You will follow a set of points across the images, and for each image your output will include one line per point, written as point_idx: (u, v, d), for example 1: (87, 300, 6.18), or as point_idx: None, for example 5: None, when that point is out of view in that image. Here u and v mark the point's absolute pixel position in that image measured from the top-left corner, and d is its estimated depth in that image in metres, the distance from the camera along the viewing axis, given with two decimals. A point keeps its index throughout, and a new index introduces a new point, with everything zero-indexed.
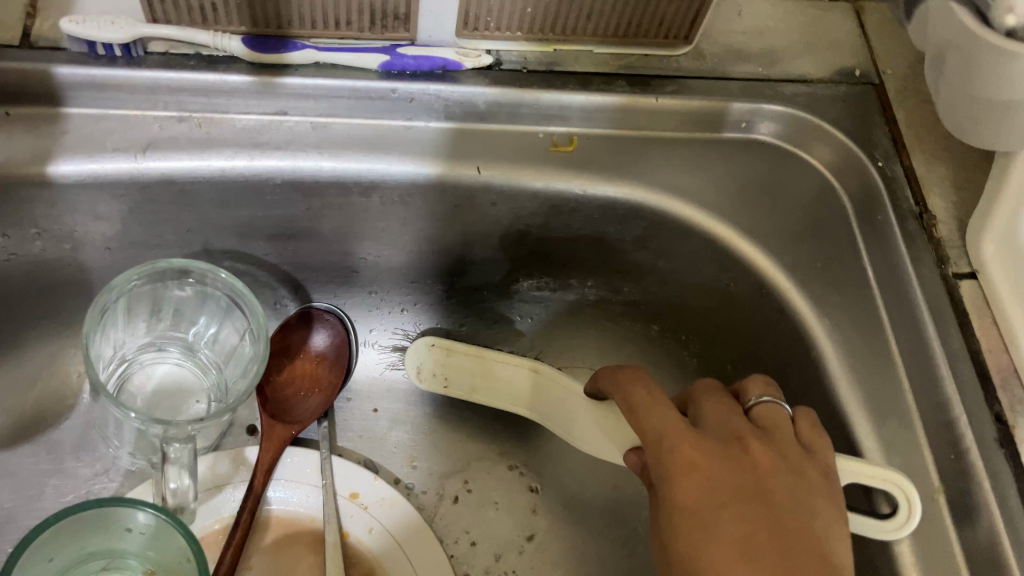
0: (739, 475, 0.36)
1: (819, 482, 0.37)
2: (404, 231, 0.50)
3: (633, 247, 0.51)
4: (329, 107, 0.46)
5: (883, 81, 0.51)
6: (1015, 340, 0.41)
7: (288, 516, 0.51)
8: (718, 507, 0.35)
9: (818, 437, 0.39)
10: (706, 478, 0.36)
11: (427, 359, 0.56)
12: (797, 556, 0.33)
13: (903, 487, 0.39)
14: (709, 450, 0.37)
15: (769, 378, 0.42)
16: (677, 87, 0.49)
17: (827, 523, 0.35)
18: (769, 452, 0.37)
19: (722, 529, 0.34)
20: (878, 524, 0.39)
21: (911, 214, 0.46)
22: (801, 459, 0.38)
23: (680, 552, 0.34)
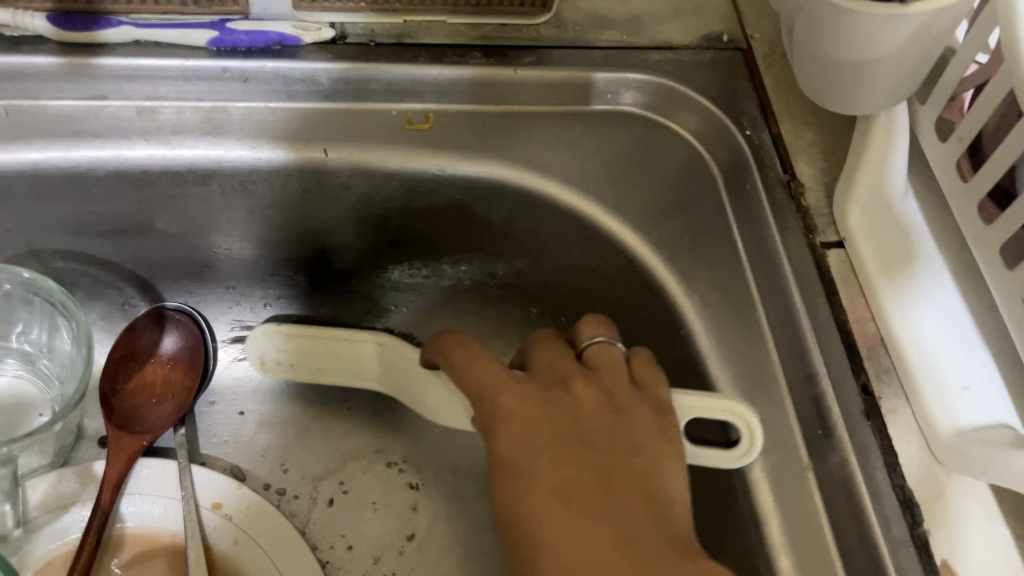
0: (559, 418, 0.34)
1: (648, 412, 0.35)
2: (252, 222, 0.48)
3: (501, 228, 0.49)
4: (154, 90, 0.42)
5: (751, 46, 0.49)
6: (880, 310, 0.40)
7: (145, 532, 0.47)
8: (536, 456, 0.33)
9: (658, 379, 0.38)
10: (523, 427, 0.34)
11: (267, 348, 0.52)
12: (620, 504, 0.31)
13: (744, 417, 0.40)
14: (528, 395, 0.35)
15: (603, 316, 0.41)
16: (536, 58, 0.46)
17: (657, 463, 0.33)
18: (595, 392, 0.35)
19: (543, 483, 0.32)
20: (725, 455, 0.41)
21: (779, 182, 0.44)
22: (630, 393, 0.36)
23: (500, 504, 0.33)
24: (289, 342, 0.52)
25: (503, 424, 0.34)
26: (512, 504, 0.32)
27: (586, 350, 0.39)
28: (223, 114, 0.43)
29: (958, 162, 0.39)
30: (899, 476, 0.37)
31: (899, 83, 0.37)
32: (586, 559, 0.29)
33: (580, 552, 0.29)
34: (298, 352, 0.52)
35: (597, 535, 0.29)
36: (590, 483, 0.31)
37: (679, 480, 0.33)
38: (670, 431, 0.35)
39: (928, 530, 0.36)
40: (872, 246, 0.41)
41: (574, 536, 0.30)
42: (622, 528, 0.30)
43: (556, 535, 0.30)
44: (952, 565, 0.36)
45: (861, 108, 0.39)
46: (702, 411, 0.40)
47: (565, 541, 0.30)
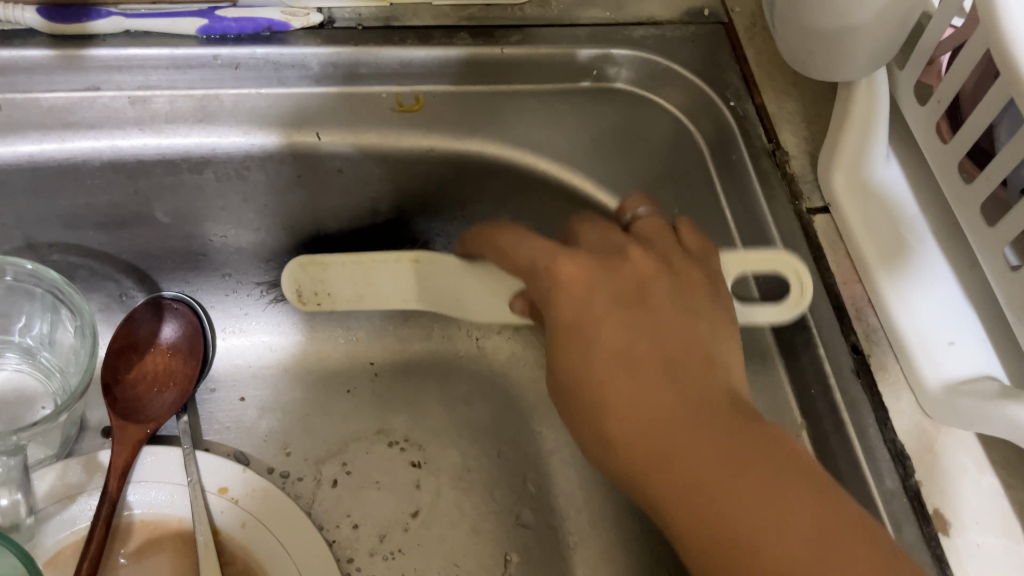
0: (621, 286, 0.38)
1: (702, 279, 0.39)
2: (247, 209, 0.48)
3: (493, 206, 0.50)
4: (144, 80, 0.43)
5: (732, 19, 0.50)
6: (868, 272, 0.41)
7: (153, 519, 0.48)
8: (604, 314, 0.36)
9: (706, 243, 0.42)
10: (585, 291, 0.37)
11: (299, 274, 0.50)
12: (684, 367, 0.34)
13: (799, 280, 0.42)
14: (589, 266, 0.38)
15: (645, 194, 0.45)
16: (522, 37, 0.46)
17: (711, 329, 0.37)
18: (651, 265, 0.39)
19: (603, 341, 0.36)
20: (775, 310, 0.42)
21: (764, 151, 0.46)
22: (686, 262, 0.40)
23: (563, 334, 0.37)
24: (328, 270, 0.50)
25: (559, 287, 0.38)
26: (575, 362, 0.36)
27: (634, 221, 0.43)
28: (215, 101, 0.44)
29: (938, 124, 0.40)
30: (891, 430, 0.39)
31: (882, 49, 0.37)
32: (654, 425, 0.33)
33: (648, 415, 0.33)
34: (323, 272, 0.49)
35: (663, 399, 0.33)
36: (652, 349, 0.35)
37: (737, 357, 0.37)
38: (723, 306, 0.39)
39: (920, 480, 0.38)
40: (858, 209, 0.42)
41: (640, 400, 0.33)
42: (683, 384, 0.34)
43: (625, 401, 0.34)
44: (944, 512, 0.37)
45: (842, 76, 0.40)
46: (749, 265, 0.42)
47: (635, 405, 0.33)
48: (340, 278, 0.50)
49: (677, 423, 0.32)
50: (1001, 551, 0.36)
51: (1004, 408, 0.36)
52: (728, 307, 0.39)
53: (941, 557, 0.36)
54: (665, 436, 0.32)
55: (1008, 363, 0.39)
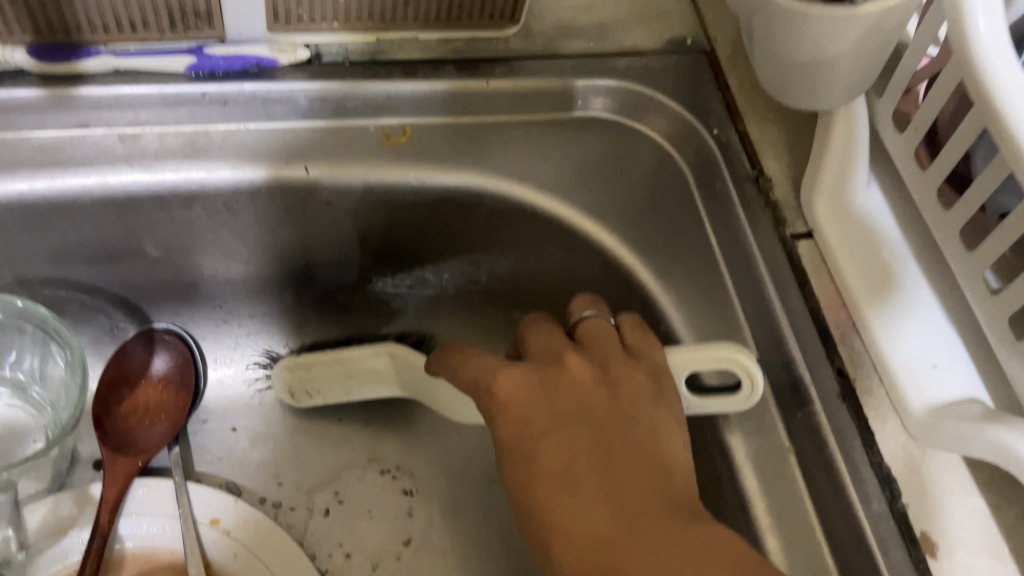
0: (559, 400, 0.39)
1: (646, 381, 0.40)
2: (237, 241, 0.48)
3: (483, 236, 0.50)
4: (134, 117, 0.43)
5: (714, 49, 0.50)
6: (851, 298, 0.42)
7: (145, 551, 0.48)
8: (544, 431, 0.38)
9: (652, 344, 0.42)
10: (524, 414, 0.38)
11: (291, 385, 0.52)
12: (625, 479, 0.36)
13: (744, 368, 0.41)
14: (531, 388, 0.39)
15: (593, 295, 0.45)
16: (508, 69, 0.47)
17: (656, 430, 0.38)
18: (589, 369, 0.40)
19: (544, 461, 0.37)
20: (729, 400, 0.43)
21: (747, 178, 0.46)
22: (627, 367, 0.40)
23: (509, 467, 0.38)
24: (309, 372, 0.51)
25: (504, 408, 0.39)
26: (523, 485, 0.37)
27: (579, 323, 0.44)
28: (204, 138, 0.44)
29: (915, 151, 0.41)
30: (876, 453, 0.39)
31: (857, 79, 0.38)
32: (594, 533, 0.34)
33: (594, 528, 0.34)
34: (309, 382, 0.52)
35: (602, 508, 0.35)
36: (590, 465, 0.36)
37: (683, 458, 0.38)
38: (665, 404, 0.39)
39: (906, 503, 0.38)
40: (839, 236, 0.43)
41: (581, 512, 0.35)
42: (624, 496, 0.35)
43: (568, 513, 0.35)
44: (931, 534, 0.37)
45: (821, 105, 0.41)
46: (697, 364, 0.42)
47: (578, 517, 0.35)
48: (325, 385, 0.52)
49: (624, 536, 0.33)
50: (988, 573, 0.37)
51: (986, 431, 0.36)
52: (676, 409, 0.39)
53: None
54: (611, 544, 0.33)
55: (990, 385, 0.40)
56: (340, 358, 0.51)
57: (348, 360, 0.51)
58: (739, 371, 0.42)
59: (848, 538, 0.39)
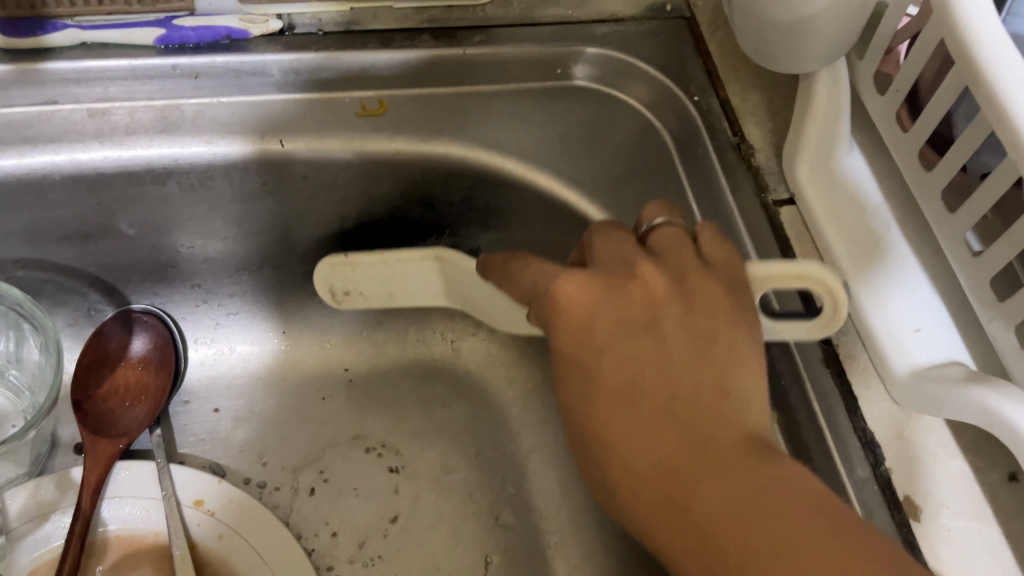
0: (626, 306, 0.34)
1: (719, 290, 0.34)
2: (214, 218, 0.48)
3: (462, 207, 0.50)
4: (104, 92, 0.42)
5: (694, 14, 0.50)
6: (833, 262, 0.42)
7: (128, 534, 0.48)
8: (607, 341, 0.33)
9: (735, 261, 0.36)
10: (585, 325, 0.34)
11: (335, 279, 0.49)
12: (694, 402, 0.32)
13: (826, 283, 0.38)
14: (595, 289, 0.34)
15: (668, 202, 0.39)
16: (484, 38, 0.46)
17: (733, 353, 0.33)
18: (666, 280, 0.34)
19: (606, 378, 0.33)
20: (806, 327, 0.39)
21: (729, 144, 0.46)
22: (701, 276, 0.35)
23: (569, 377, 0.34)
24: (355, 270, 0.49)
25: (563, 313, 0.34)
26: (581, 401, 0.33)
27: (650, 231, 0.38)
28: (176, 112, 0.43)
29: (896, 114, 0.40)
30: (860, 418, 0.39)
31: (837, 42, 0.38)
32: (656, 464, 0.30)
33: (651, 459, 0.31)
34: (354, 280, 0.49)
35: (668, 437, 0.31)
36: (657, 384, 0.32)
37: (761, 388, 0.33)
38: (744, 316, 0.34)
39: (890, 467, 0.38)
40: (823, 200, 0.43)
41: (642, 442, 0.31)
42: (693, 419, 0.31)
43: (624, 439, 0.32)
44: (914, 498, 0.38)
45: (798, 67, 0.40)
46: (776, 284, 0.39)
47: (635, 447, 0.31)
48: (366, 279, 0.49)
49: (686, 469, 0.30)
50: (971, 535, 0.37)
51: (969, 392, 0.36)
52: (754, 320, 0.35)
53: (911, 542, 0.37)
54: (673, 480, 0.30)
55: (973, 347, 0.40)
56: (389, 257, 0.48)
57: (397, 262, 0.48)
58: (814, 287, 0.38)
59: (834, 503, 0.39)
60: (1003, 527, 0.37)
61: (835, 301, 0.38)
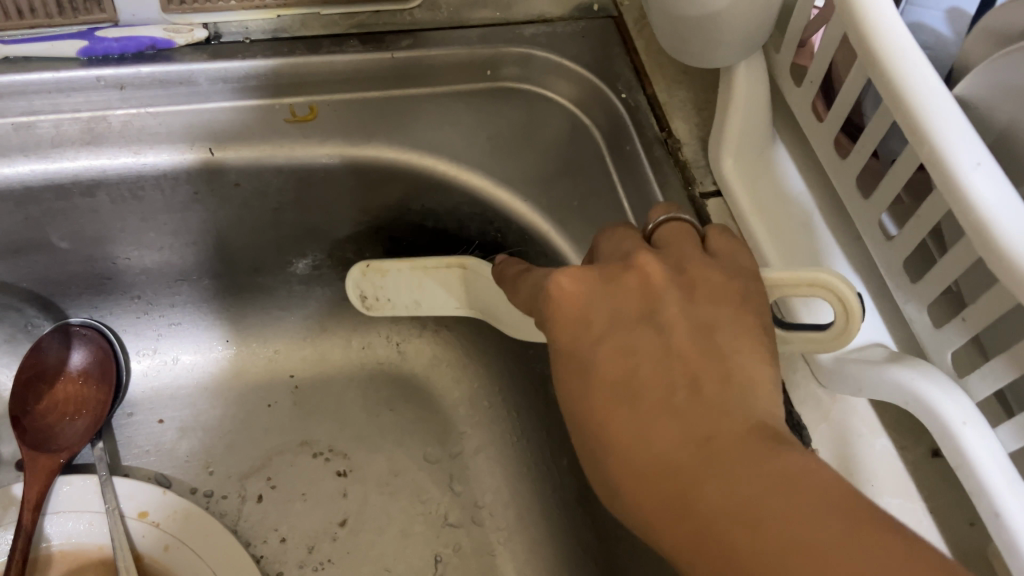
0: (624, 301, 0.31)
1: (722, 283, 0.32)
2: (147, 229, 0.48)
3: (399, 211, 0.50)
4: (28, 105, 0.42)
5: (621, 13, 0.51)
6: (758, 249, 0.43)
7: (72, 548, 0.47)
8: (603, 333, 0.31)
9: (745, 258, 0.34)
10: (582, 313, 0.31)
11: (364, 281, 0.52)
12: (701, 394, 0.27)
13: (839, 292, 0.34)
14: (593, 282, 0.32)
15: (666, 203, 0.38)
16: (413, 41, 0.47)
17: (735, 343, 0.29)
18: (665, 271, 0.32)
19: (601, 370, 0.30)
20: (818, 336, 0.36)
21: (656, 140, 0.47)
22: (705, 270, 0.32)
23: (568, 379, 0.31)
24: (383, 275, 0.52)
25: (556, 307, 0.32)
26: (580, 399, 0.30)
27: (655, 229, 0.36)
28: (103, 123, 0.43)
29: (812, 104, 0.41)
30: (788, 402, 0.41)
31: (752, 35, 0.38)
32: (658, 458, 0.26)
33: (652, 455, 0.26)
34: (381, 292, 0.52)
35: (668, 426, 0.27)
36: (655, 372, 0.29)
37: (771, 378, 0.29)
38: (750, 308, 0.31)
39: (816, 448, 0.40)
40: (745, 189, 0.44)
41: (645, 430, 0.27)
42: (703, 411, 0.27)
43: (621, 435, 0.28)
44: (839, 477, 0.39)
45: (716, 62, 0.41)
46: (785, 291, 0.36)
47: (638, 438, 0.27)
48: (394, 290, 0.52)
49: (687, 460, 0.25)
50: (896, 511, 0.38)
51: (885, 370, 0.37)
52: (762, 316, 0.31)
53: None
54: (670, 477, 0.25)
55: (894, 329, 0.41)
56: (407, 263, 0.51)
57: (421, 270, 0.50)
58: (829, 297, 0.34)
59: None
60: (926, 504, 0.38)
61: (849, 311, 0.34)
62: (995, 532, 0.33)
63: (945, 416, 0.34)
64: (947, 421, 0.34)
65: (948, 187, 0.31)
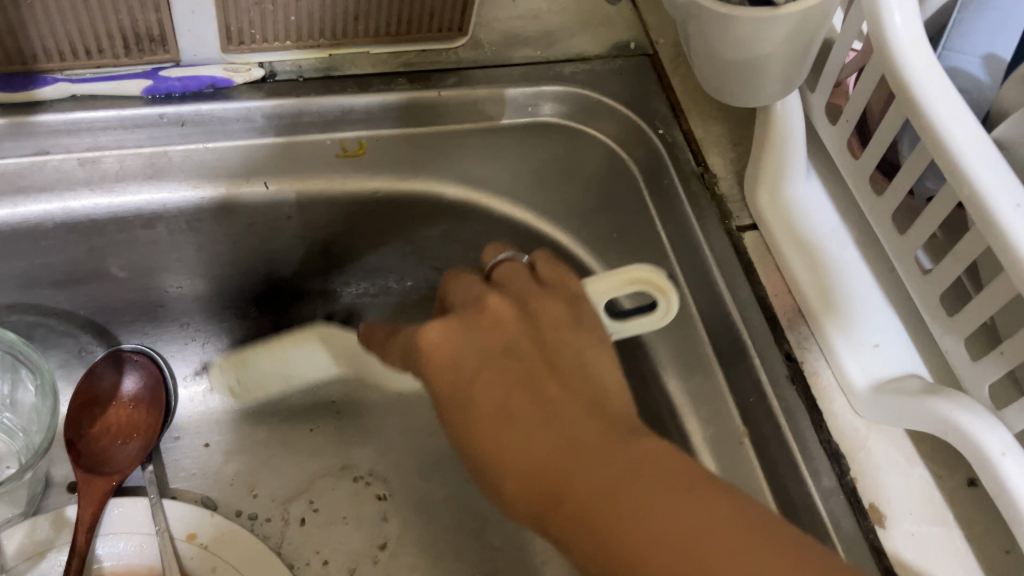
0: (484, 338, 0.36)
1: (563, 314, 0.38)
2: (200, 259, 0.50)
3: (442, 239, 0.52)
4: (93, 141, 0.44)
5: (657, 51, 0.53)
6: (795, 282, 0.44)
7: (123, 570, 0.48)
8: (475, 366, 0.35)
9: (570, 279, 0.40)
10: (450, 359, 0.35)
11: (224, 380, 0.55)
12: (560, 404, 0.33)
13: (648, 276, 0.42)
14: (454, 331, 0.36)
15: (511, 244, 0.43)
16: (458, 79, 0.49)
17: (588, 362, 0.36)
18: (510, 308, 0.37)
19: (477, 399, 0.34)
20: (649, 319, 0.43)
21: (693, 174, 0.48)
22: (544, 300, 0.39)
23: (452, 415, 0.34)
24: (247, 367, 0.55)
25: (429, 360, 0.36)
26: (461, 431, 0.34)
27: (494, 268, 0.41)
28: (164, 158, 0.45)
29: (847, 142, 0.42)
30: (825, 431, 0.42)
31: (791, 76, 0.40)
32: (535, 465, 0.31)
33: (533, 459, 0.31)
34: (245, 381, 0.55)
35: (537, 435, 0.32)
36: (524, 393, 0.34)
37: (617, 381, 0.36)
38: (588, 328, 0.38)
39: (855, 477, 0.40)
40: (782, 224, 0.45)
41: (522, 444, 0.32)
42: (568, 415, 0.32)
43: (503, 450, 0.32)
44: (879, 505, 0.40)
45: (757, 102, 0.42)
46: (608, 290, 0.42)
47: (519, 449, 0.32)
48: (259, 378, 0.55)
49: (562, 459, 0.30)
50: (934, 539, 0.39)
51: (922, 402, 0.38)
52: (601, 334, 0.38)
53: (879, 548, 0.39)
54: (549, 475, 0.30)
55: (928, 361, 0.42)
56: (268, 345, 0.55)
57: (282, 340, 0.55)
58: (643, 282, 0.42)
59: (805, 513, 0.41)
60: (964, 532, 0.39)
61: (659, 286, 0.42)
62: None
63: (985, 446, 0.35)
64: (987, 451, 0.35)
65: (989, 228, 0.32)
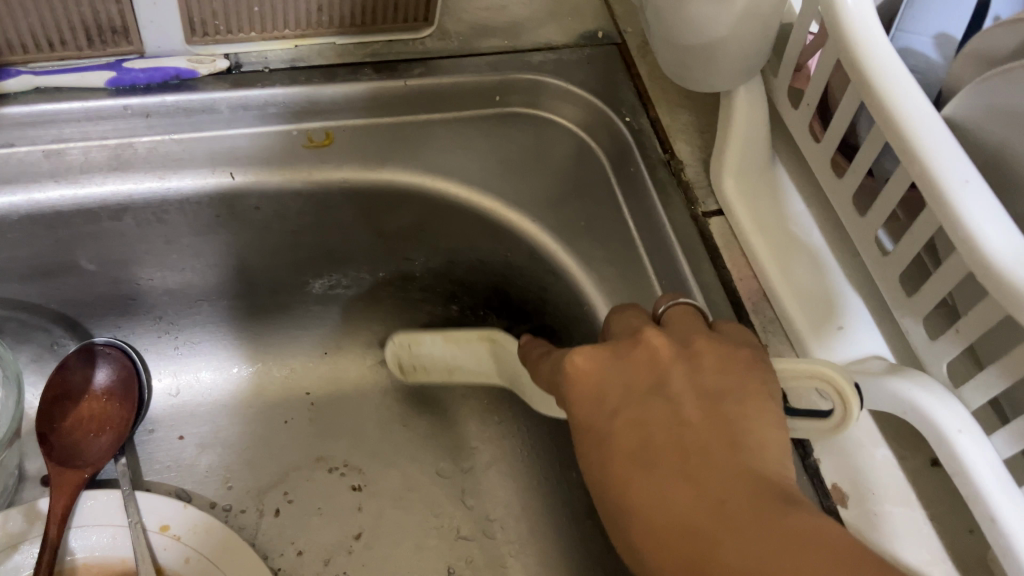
0: (633, 372, 0.33)
1: (728, 353, 0.33)
2: (171, 251, 0.50)
3: (412, 234, 0.52)
4: (58, 133, 0.44)
5: (625, 40, 0.54)
6: (759, 266, 0.44)
7: (97, 561, 0.48)
8: (616, 406, 0.32)
9: (743, 333, 0.37)
10: (596, 391, 0.33)
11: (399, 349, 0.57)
12: (707, 453, 0.29)
13: (833, 383, 0.35)
14: (602, 361, 0.34)
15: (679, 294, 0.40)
16: (425, 69, 0.49)
17: (755, 409, 0.31)
18: (670, 342, 0.34)
19: (617, 440, 0.31)
20: (820, 426, 0.37)
21: (659, 161, 0.49)
22: (707, 338, 0.34)
23: (591, 456, 0.32)
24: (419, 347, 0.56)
25: (574, 389, 0.34)
26: (600, 473, 0.31)
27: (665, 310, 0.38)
28: (129, 150, 0.45)
29: (809, 126, 0.43)
30: None
31: (749, 60, 0.40)
32: (674, 520, 0.27)
33: (670, 515, 0.27)
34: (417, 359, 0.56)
35: (677, 488, 0.28)
36: (667, 437, 0.30)
37: (783, 438, 0.30)
38: (757, 371, 0.33)
39: (818, 458, 0.40)
40: (749, 211, 0.45)
41: (658, 498, 0.28)
42: (718, 467, 0.28)
43: (638, 498, 0.28)
44: (842, 486, 0.40)
45: (713, 88, 0.42)
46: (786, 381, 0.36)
47: (656, 503, 0.28)
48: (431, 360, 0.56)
49: (704, 520, 0.26)
50: (898, 518, 0.39)
51: (887, 382, 0.38)
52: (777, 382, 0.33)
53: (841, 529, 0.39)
54: (687, 537, 0.26)
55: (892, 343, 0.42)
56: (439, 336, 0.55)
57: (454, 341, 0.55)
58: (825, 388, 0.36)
59: None
60: (926, 511, 0.40)
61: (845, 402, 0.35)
62: (991, 535, 0.34)
63: (941, 426, 0.35)
64: (943, 430, 0.35)
65: (940, 205, 0.32)
